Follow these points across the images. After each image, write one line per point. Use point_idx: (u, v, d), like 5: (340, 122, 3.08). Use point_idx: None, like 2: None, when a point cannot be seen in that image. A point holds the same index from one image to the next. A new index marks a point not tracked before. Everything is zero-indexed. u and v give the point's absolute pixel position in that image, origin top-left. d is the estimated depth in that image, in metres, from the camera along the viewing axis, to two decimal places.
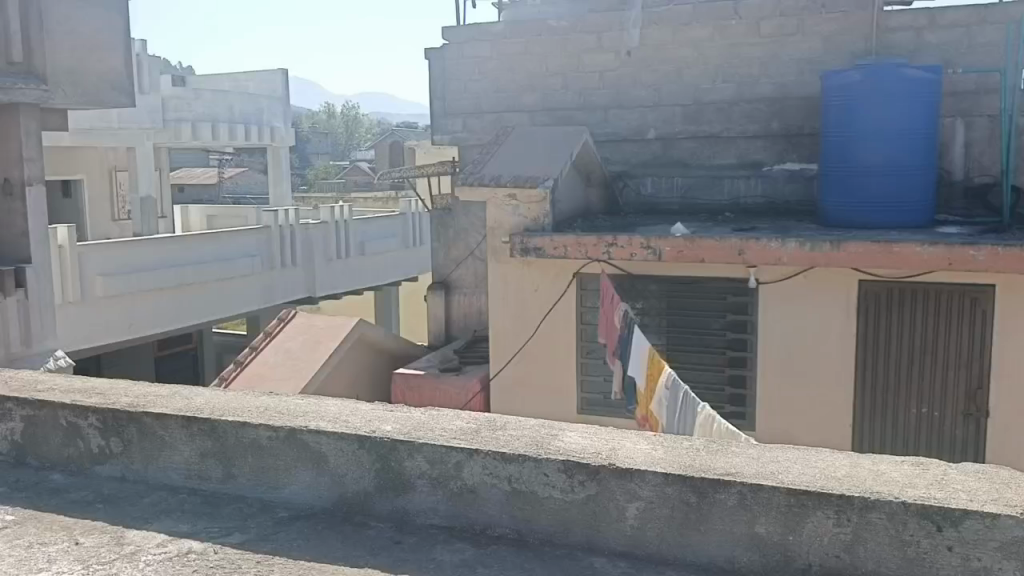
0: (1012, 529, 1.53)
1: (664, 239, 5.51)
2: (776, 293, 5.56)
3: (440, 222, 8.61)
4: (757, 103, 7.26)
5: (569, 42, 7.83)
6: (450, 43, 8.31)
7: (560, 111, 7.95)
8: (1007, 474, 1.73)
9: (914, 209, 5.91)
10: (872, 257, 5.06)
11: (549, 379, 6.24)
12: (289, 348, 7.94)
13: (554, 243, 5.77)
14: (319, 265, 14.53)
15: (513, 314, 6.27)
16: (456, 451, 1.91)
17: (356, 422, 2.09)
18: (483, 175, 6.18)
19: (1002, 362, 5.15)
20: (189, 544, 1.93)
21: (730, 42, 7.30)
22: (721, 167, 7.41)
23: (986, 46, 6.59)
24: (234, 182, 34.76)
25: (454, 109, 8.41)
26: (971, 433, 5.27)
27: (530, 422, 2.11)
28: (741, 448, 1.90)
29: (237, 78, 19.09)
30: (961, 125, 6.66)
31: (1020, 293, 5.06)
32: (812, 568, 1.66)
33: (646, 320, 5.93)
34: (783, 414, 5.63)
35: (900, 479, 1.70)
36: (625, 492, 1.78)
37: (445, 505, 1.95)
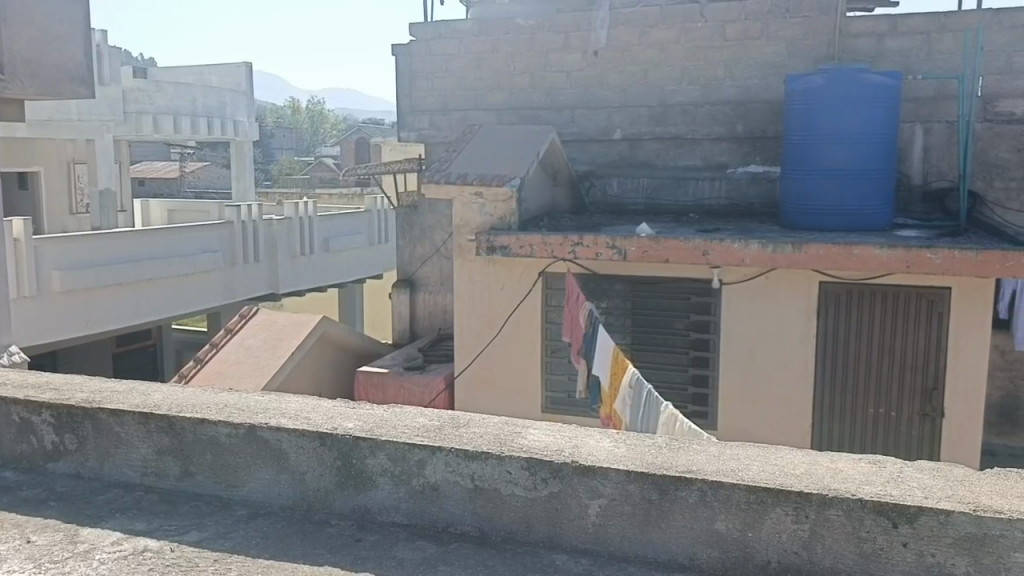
0: (965, 526, 1.56)
1: (630, 240, 5.53)
2: (739, 294, 5.63)
3: (406, 220, 8.57)
4: (722, 105, 7.33)
5: (537, 41, 7.84)
6: (417, 40, 8.28)
7: (527, 110, 7.96)
8: (961, 472, 1.76)
9: (874, 213, 6.01)
10: (832, 258, 5.14)
11: (513, 377, 6.24)
12: (252, 345, 7.85)
13: (520, 242, 5.77)
14: (283, 262, 14.39)
15: (479, 312, 6.27)
16: (419, 449, 1.90)
17: (318, 419, 2.07)
18: (449, 173, 6.15)
19: (957, 364, 5.27)
20: (145, 542, 1.89)
21: (696, 44, 7.36)
22: (686, 169, 7.48)
23: (944, 54, 6.72)
24: (196, 177, 34.26)
25: (421, 107, 8.39)
26: (927, 433, 5.38)
27: (494, 419, 2.11)
28: (702, 446, 1.92)
29: (201, 72, 18.86)
30: (920, 130, 6.81)
31: (975, 295, 5.18)
32: (771, 565, 1.68)
33: (610, 319, 5.96)
34: (745, 413, 5.69)
35: (858, 476, 1.72)
36: (588, 489, 1.78)
37: (407, 504, 1.94)
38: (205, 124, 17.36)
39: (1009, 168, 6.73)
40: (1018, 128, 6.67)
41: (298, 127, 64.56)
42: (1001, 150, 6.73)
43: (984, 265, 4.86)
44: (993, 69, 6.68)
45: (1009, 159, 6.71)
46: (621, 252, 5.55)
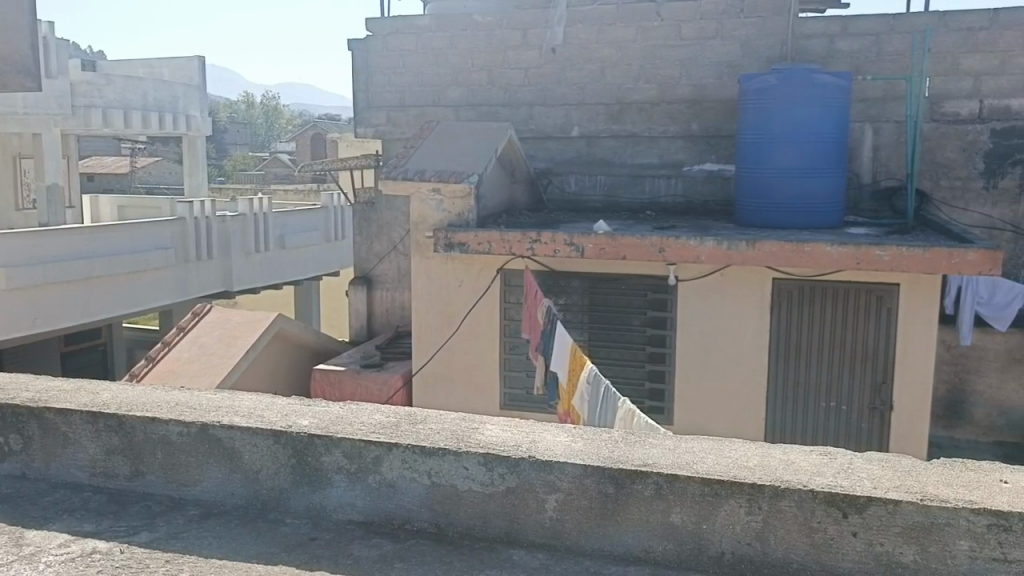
0: (913, 515, 1.59)
1: (587, 237, 5.55)
2: (694, 291, 5.69)
3: (363, 216, 8.49)
4: (677, 104, 7.40)
5: (494, 38, 7.84)
6: (374, 35, 8.23)
7: (485, 107, 7.95)
8: (909, 462, 1.80)
9: (824, 211, 6.13)
10: (784, 256, 5.22)
11: (471, 374, 6.23)
12: (205, 343, 7.72)
13: (478, 238, 5.76)
14: (236, 259, 14.19)
15: (436, 309, 6.25)
16: (375, 446, 1.88)
17: (272, 417, 2.05)
18: (406, 169, 6.11)
19: (905, 358, 5.39)
20: (93, 544, 1.85)
21: (652, 43, 7.41)
22: (643, 166, 7.55)
23: (893, 55, 6.87)
24: (149, 172, 33.65)
25: (378, 102, 8.32)
26: (876, 425, 5.51)
27: (451, 415, 2.10)
28: (658, 440, 1.93)
29: (152, 65, 18.51)
30: (870, 130, 6.96)
31: (922, 290, 5.30)
32: (725, 556, 1.70)
33: (568, 316, 6.00)
34: (700, 408, 5.76)
35: (810, 468, 1.75)
36: (545, 483, 1.79)
37: (363, 501, 1.92)
38: (157, 118, 17.02)
39: (954, 167, 6.92)
40: (964, 129, 6.85)
41: (253, 122, 63.67)
42: (947, 150, 6.92)
43: (932, 263, 4.98)
44: (940, 71, 6.85)
45: (954, 159, 6.91)
46: (579, 249, 5.57)
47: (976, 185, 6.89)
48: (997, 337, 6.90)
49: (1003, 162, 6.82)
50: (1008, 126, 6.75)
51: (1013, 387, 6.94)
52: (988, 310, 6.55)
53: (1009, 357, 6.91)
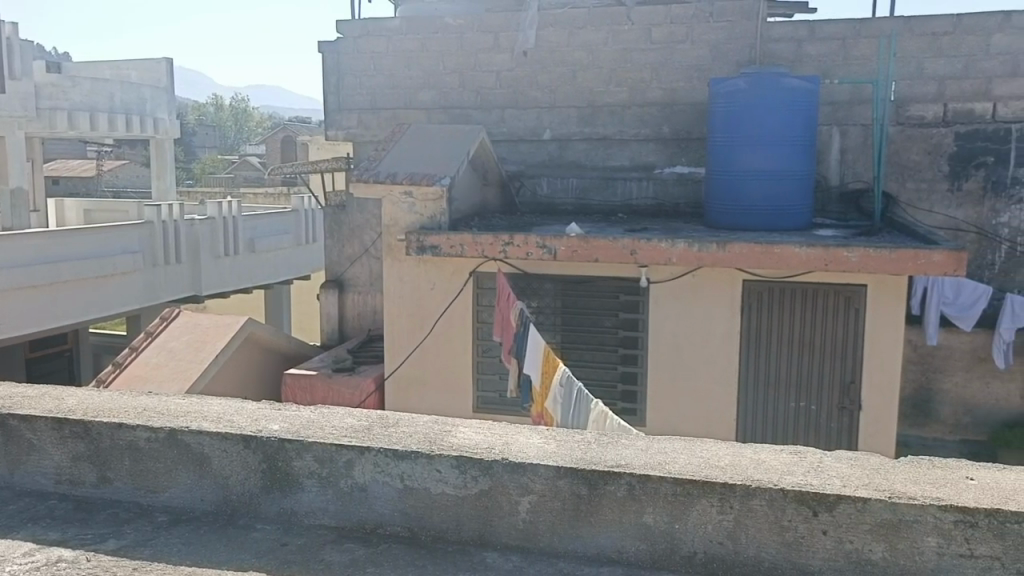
0: (881, 512, 1.61)
1: (559, 239, 5.56)
2: (666, 292, 5.72)
3: (334, 219, 8.44)
4: (648, 107, 7.44)
5: (466, 40, 7.83)
6: (345, 37, 8.18)
7: (457, 110, 7.94)
8: (878, 461, 1.82)
9: (793, 213, 6.20)
10: (755, 257, 5.27)
11: (444, 377, 6.21)
12: (174, 348, 7.62)
13: (451, 241, 5.75)
14: (205, 262, 14.05)
15: (409, 312, 6.22)
16: (346, 450, 1.87)
17: (242, 421, 2.02)
18: (378, 172, 6.08)
19: (872, 357, 5.47)
20: (59, 552, 1.81)
21: (623, 46, 7.45)
22: (614, 169, 7.59)
23: (860, 59, 6.97)
24: (116, 176, 33.21)
25: (349, 105, 8.27)
26: (845, 425, 5.57)
27: (424, 418, 2.09)
28: (631, 440, 1.94)
29: (119, 66, 18.28)
30: (837, 133, 7.06)
31: (889, 291, 5.37)
32: (697, 556, 1.71)
33: (540, 318, 6.01)
34: (672, 408, 5.79)
35: (780, 466, 1.77)
36: (518, 485, 1.78)
37: (335, 505, 1.91)
38: (124, 121, 16.80)
39: (920, 169, 7.04)
40: (929, 132, 6.96)
41: (223, 126, 63.08)
42: (913, 152, 7.03)
43: (898, 263, 5.05)
44: (905, 75, 6.96)
45: (920, 162, 7.02)
46: (551, 251, 5.59)
47: (941, 187, 7.01)
48: (963, 336, 7.01)
49: (967, 164, 6.94)
50: (972, 129, 6.87)
51: (978, 386, 7.06)
52: (953, 310, 6.67)
53: (974, 356, 7.03)
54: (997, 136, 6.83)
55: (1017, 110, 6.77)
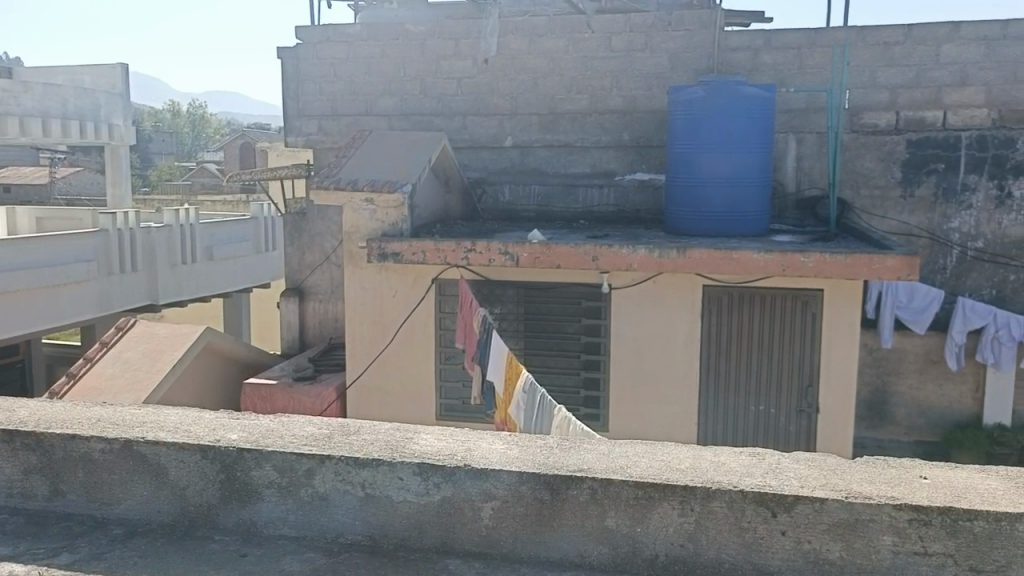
0: (837, 512, 1.64)
1: (521, 245, 5.57)
2: (628, 297, 5.76)
3: (293, 226, 8.34)
4: (608, 114, 7.49)
5: (427, 47, 7.82)
6: (304, 43, 8.12)
7: (417, 116, 7.92)
8: (834, 461, 1.85)
9: (750, 218, 6.28)
10: (714, 263, 5.32)
11: (406, 384, 6.18)
12: (130, 358, 7.47)
13: (412, 248, 5.72)
14: (162, 271, 13.84)
15: (370, 320, 6.19)
16: (307, 459, 1.85)
17: (199, 431, 2.00)
18: (338, 178, 6.04)
19: (829, 360, 5.56)
20: (9, 568, 1.76)
21: (583, 55, 7.49)
22: (575, 176, 7.65)
23: (815, 68, 7.11)
24: (70, 182, 32.50)
25: (309, 111, 8.20)
26: (803, 427, 5.65)
27: (385, 425, 2.07)
28: (593, 445, 1.94)
29: (72, 71, 17.93)
30: (793, 140, 7.18)
31: (844, 295, 5.47)
32: (659, 558, 1.72)
33: (503, 324, 6.01)
34: (635, 412, 5.84)
35: (739, 468, 1.78)
36: (480, 492, 1.78)
37: (296, 515, 1.88)
38: (77, 127, 16.48)
39: (874, 177, 7.18)
40: (882, 139, 7.11)
41: (180, 131, 62.17)
42: (867, 159, 7.17)
43: (853, 268, 5.14)
44: (858, 84, 7.10)
45: (874, 169, 7.17)
46: (513, 257, 5.59)
47: (894, 194, 7.16)
48: (917, 339, 7.17)
49: (919, 171, 7.10)
50: (923, 136, 7.03)
51: (931, 388, 7.23)
52: (906, 314, 6.85)
53: (928, 359, 7.20)
54: (947, 144, 7.01)
55: (966, 118, 6.94)
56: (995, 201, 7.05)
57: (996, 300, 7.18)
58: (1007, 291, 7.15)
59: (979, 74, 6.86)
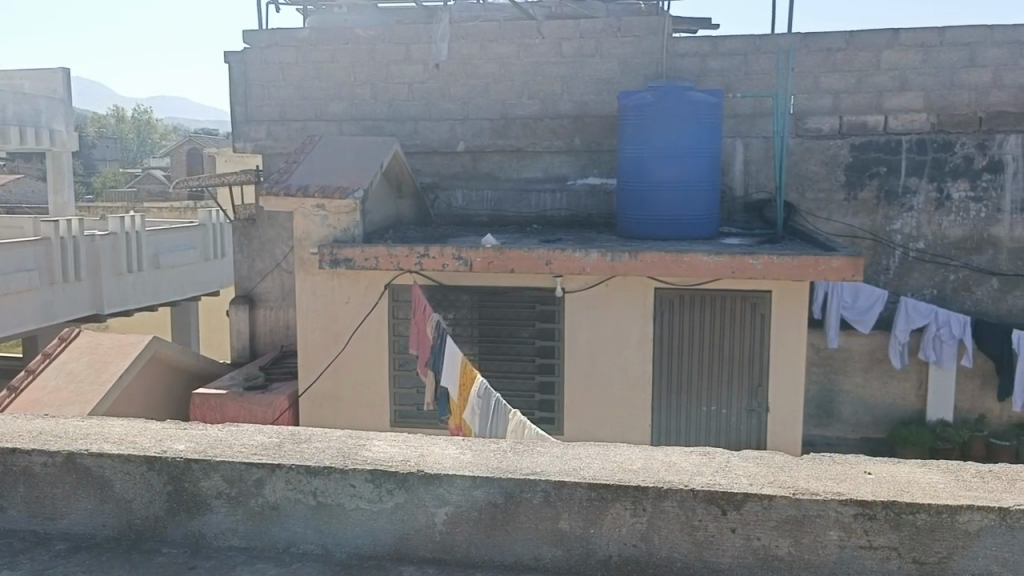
0: (786, 508, 1.66)
1: (474, 250, 5.57)
2: (581, 301, 5.80)
3: (242, 232, 8.22)
4: (559, 120, 7.53)
5: (377, 51, 7.78)
6: (252, 48, 8.02)
7: (369, 121, 7.87)
8: (781, 458, 1.88)
9: (700, 223, 6.39)
10: (665, 265, 5.39)
11: (359, 391, 6.13)
12: (74, 369, 7.28)
13: (365, 254, 5.67)
14: (107, 279, 13.52)
15: (323, 327, 6.12)
16: (256, 468, 1.83)
17: (144, 442, 1.96)
18: (288, 184, 5.97)
19: (777, 360, 5.65)
20: None
21: (534, 59, 7.52)
22: (528, 181, 7.69)
23: (760, 74, 7.26)
24: (9, 190, 31.59)
25: (257, 116, 8.10)
26: (754, 427, 5.74)
27: (336, 432, 2.05)
28: (546, 448, 1.95)
29: (11, 75, 17.44)
30: (740, 145, 7.32)
31: (791, 296, 5.58)
32: (612, 559, 1.73)
33: (457, 329, 5.99)
34: (590, 415, 5.88)
35: (689, 468, 1.81)
36: (434, 497, 1.77)
37: (245, 526, 1.85)
38: (17, 132, 16.03)
39: (818, 179, 7.35)
40: (826, 143, 7.28)
41: (125, 137, 60.82)
42: (812, 163, 7.34)
43: (800, 270, 5.25)
44: (803, 89, 7.26)
45: (818, 172, 7.34)
46: (466, 262, 5.59)
47: (838, 196, 7.34)
48: (862, 339, 7.34)
49: (862, 174, 7.29)
50: (866, 140, 7.22)
51: (876, 385, 7.42)
52: (852, 314, 7.02)
53: (872, 357, 7.38)
54: (888, 147, 7.19)
55: (906, 122, 7.14)
56: (935, 203, 7.23)
57: (937, 300, 7.36)
58: (947, 290, 7.33)
59: (918, 79, 7.07)
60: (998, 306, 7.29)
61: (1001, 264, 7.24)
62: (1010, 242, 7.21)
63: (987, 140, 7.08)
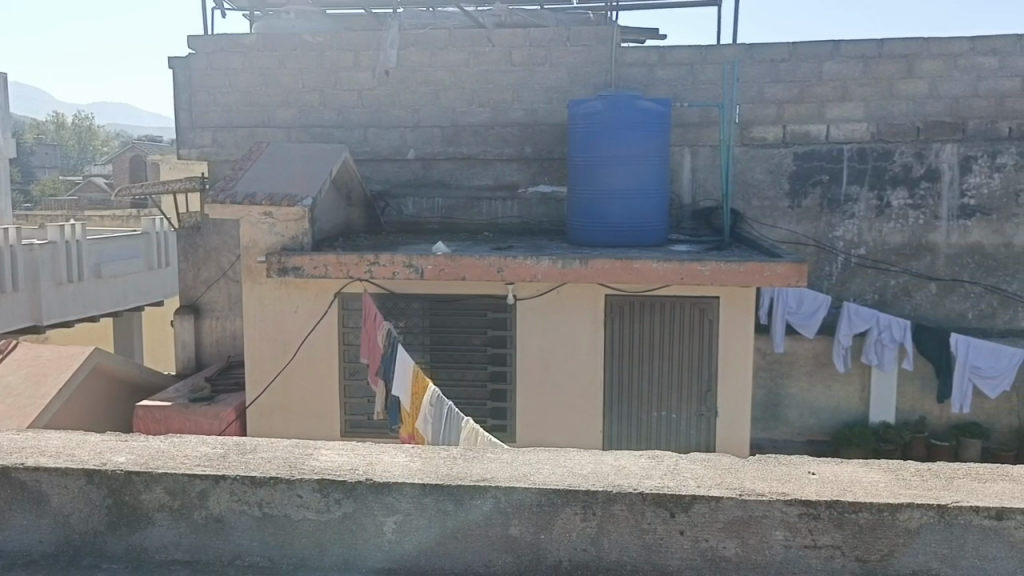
0: (733, 509, 1.69)
1: (425, 258, 5.54)
2: (533, 309, 5.81)
3: (187, 241, 8.06)
4: (510, 127, 7.55)
5: (326, 58, 7.71)
6: (197, 53, 7.89)
7: (317, 128, 7.79)
8: (730, 460, 1.91)
9: (650, 229, 6.46)
10: (615, 273, 5.43)
11: (309, 401, 6.05)
12: (10, 383, 7.03)
13: (314, 262, 5.59)
14: (46, 290, 13.14)
15: (270, 337, 6.03)
16: (200, 480, 1.79)
17: (83, 455, 1.90)
18: (235, 192, 5.86)
19: (725, 364, 5.73)
20: None
21: (483, 67, 7.52)
22: (479, 188, 7.70)
23: (706, 84, 7.38)
24: None
25: (202, 122, 7.95)
26: (704, 431, 5.81)
27: (282, 442, 2.02)
28: (496, 454, 1.95)
29: None
30: (688, 153, 7.44)
31: (738, 301, 5.66)
32: (563, 564, 1.73)
33: (408, 337, 5.95)
34: (542, 421, 5.89)
35: (638, 471, 1.82)
36: (383, 506, 1.76)
37: (188, 539, 1.81)
38: None
39: (763, 188, 7.49)
40: (770, 151, 7.43)
41: (66, 144, 59.26)
42: (757, 171, 7.48)
43: (747, 276, 5.34)
44: (748, 99, 7.39)
45: (763, 180, 7.48)
46: (417, 270, 5.55)
47: (782, 204, 7.49)
48: (807, 343, 7.49)
49: (805, 182, 7.45)
50: (808, 149, 7.39)
51: (820, 389, 7.58)
52: (797, 319, 7.15)
53: (817, 361, 7.53)
54: (830, 156, 7.37)
55: (847, 131, 7.32)
56: (876, 210, 7.42)
57: (878, 305, 7.55)
58: (888, 295, 7.53)
59: (858, 90, 7.26)
60: (936, 310, 7.51)
61: (938, 269, 7.46)
62: (948, 247, 7.42)
63: (924, 149, 7.30)
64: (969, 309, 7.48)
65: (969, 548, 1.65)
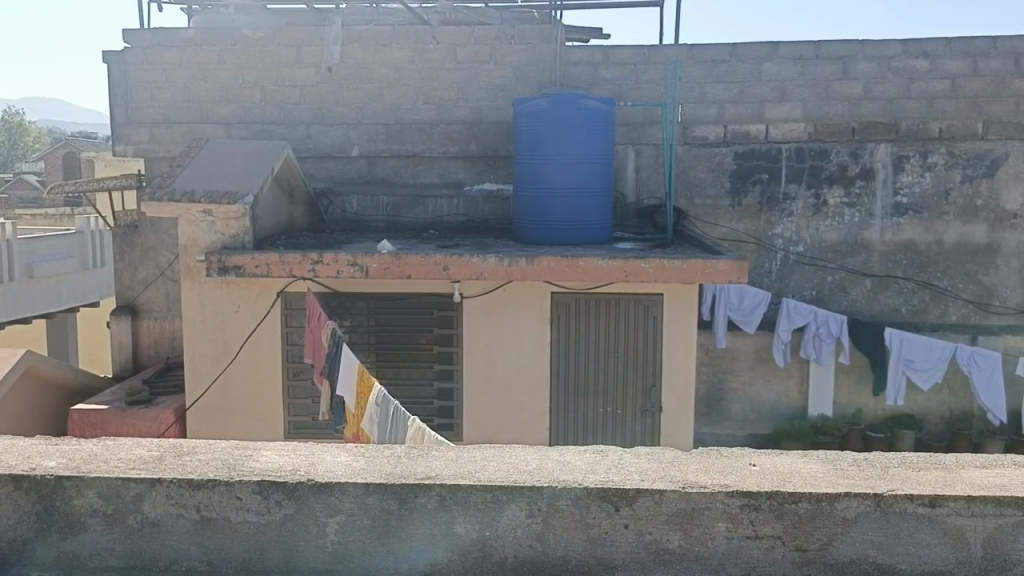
0: (677, 502, 1.70)
1: (370, 256, 5.48)
2: (478, 308, 5.80)
3: (123, 240, 7.85)
4: (455, 125, 7.53)
5: (267, 54, 7.58)
6: (132, 47, 7.69)
7: (258, 125, 7.66)
8: (673, 454, 1.92)
9: (595, 228, 6.50)
10: (560, 270, 5.45)
11: (252, 402, 5.94)
12: None
13: (255, 262, 5.49)
14: None
15: (211, 337, 5.91)
16: (135, 483, 1.74)
17: (11, 460, 1.83)
18: (173, 190, 5.72)
19: (669, 361, 5.79)
20: None
21: (428, 65, 7.48)
22: (424, 186, 7.68)
23: (649, 83, 7.46)
24: None
25: (138, 118, 7.74)
26: (649, 427, 5.87)
27: (222, 443, 1.98)
28: (441, 452, 1.93)
29: None
30: (631, 152, 7.51)
31: (681, 298, 5.74)
32: (508, 561, 1.72)
33: (352, 337, 5.89)
34: (489, 419, 5.88)
35: (583, 466, 1.82)
36: (325, 507, 1.73)
37: (122, 545, 1.75)
38: None
39: (705, 186, 7.62)
40: (712, 151, 7.56)
41: None
42: (699, 170, 7.60)
43: (689, 273, 5.41)
44: (690, 98, 7.50)
45: (705, 179, 7.60)
46: (362, 269, 5.49)
47: (723, 203, 7.62)
48: (748, 339, 7.62)
49: (746, 181, 7.59)
50: (748, 149, 7.53)
51: (762, 384, 7.73)
52: (738, 315, 7.28)
53: (758, 357, 7.66)
54: (769, 156, 7.53)
55: (785, 131, 7.48)
56: (813, 208, 7.60)
57: (816, 300, 7.73)
58: (825, 292, 7.72)
59: (796, 91, 7.42)
60: (871, 306, 7.72)
61: (873, 266, 7.67)
62: (882, 244, 7.63)
63: (859, 149, 7.49)
64: (902, 305, 7.71)
65: (904, 535, 1.69)
